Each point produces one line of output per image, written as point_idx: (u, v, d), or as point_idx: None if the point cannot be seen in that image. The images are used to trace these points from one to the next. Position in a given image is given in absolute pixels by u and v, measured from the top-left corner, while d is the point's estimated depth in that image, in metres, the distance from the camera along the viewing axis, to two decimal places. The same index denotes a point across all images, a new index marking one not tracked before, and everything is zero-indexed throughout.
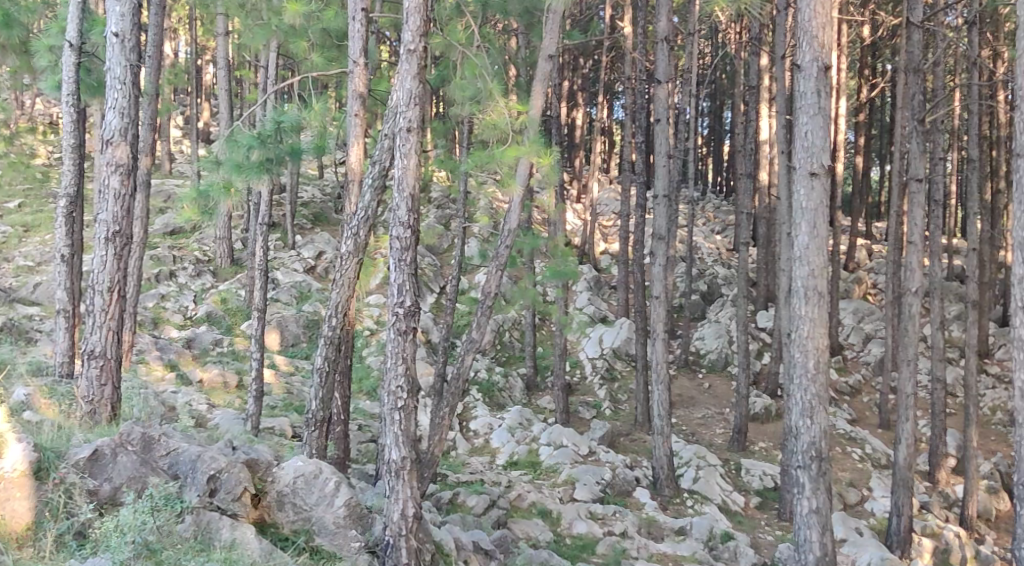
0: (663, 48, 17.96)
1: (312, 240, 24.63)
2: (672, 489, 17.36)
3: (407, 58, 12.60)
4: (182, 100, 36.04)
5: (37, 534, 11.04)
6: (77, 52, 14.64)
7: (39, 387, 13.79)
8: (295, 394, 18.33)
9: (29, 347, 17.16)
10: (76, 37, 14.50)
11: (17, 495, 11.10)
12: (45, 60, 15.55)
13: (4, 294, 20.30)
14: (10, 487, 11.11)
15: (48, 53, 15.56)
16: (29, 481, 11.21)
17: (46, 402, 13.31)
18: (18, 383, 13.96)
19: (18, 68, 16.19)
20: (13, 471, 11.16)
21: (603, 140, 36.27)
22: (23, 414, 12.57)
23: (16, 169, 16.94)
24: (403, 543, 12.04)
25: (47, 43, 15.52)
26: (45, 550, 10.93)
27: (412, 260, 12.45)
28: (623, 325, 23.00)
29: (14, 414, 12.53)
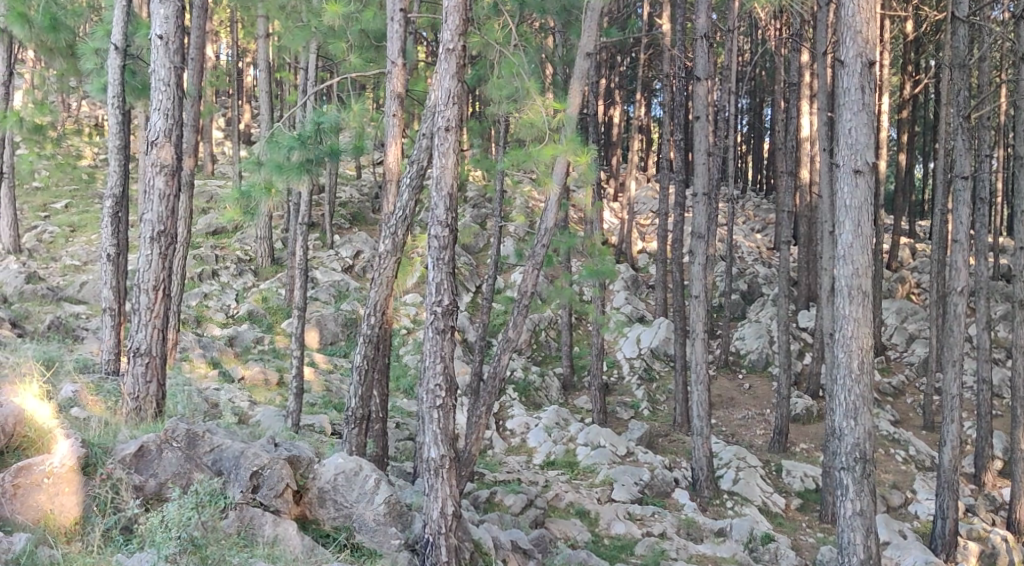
0: (702, 45, 17.80)
1: (350, 239, 24.72)
2: (712, 490, 17.29)
3: (446, 57, 12.57)
4: (224, 102, 36.36)
5: (86, 529, 11.11)
6: (122, 55, 14.77)
7: (87, 384, 13.90)
8: (335, 392, 18.40)
9: (75, 345, 17.34)
10: (121, 40, 14.63)
11: (65, 490, 11.20)
12: (91, 63, 15.77)
13: (51, 291, 20.52)
14: (59, 482, 11.20)
15: (94, 55, 15.74)
16: (78, 476, 11.31)
17: (94, 397, 13.37)
18: (66, 379, 14.07)
19: (66, 70, 16.38)
20: (61, 467, 11.25)
21: (641, 138, 36.20)
22: (70, 410, 12.62)
23: (64, 170, 17.12)
24: (443, 541, 12.03)
25: (93, 47, 15.70)
26: (94, 544, 10.95)
27: (451, 259, 12.44)
28: (661, 325, 22.89)
29: (61, 409, 12.58)
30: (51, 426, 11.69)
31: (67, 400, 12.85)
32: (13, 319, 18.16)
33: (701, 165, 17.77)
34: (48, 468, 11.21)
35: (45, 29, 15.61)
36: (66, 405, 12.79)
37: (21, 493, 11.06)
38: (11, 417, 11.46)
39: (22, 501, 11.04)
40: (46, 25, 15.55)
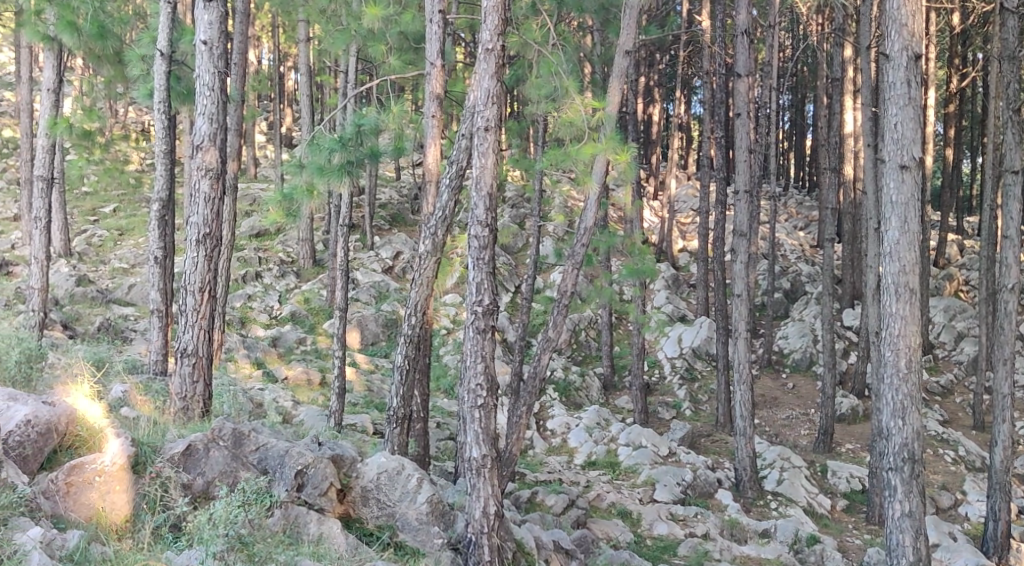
0: (743, 41, 17.60)
1: (390, 240, 24.76)
2: (755, 491, 17.14)
3: (485, 57, 12.49)
4: (265, 106, 36.66)
5: (136, 526, 11.06)
6: (168, 61, 14.92)
7: (135, 384, 14.01)
8: (376, 392, 18.42)
9: (124, 346, 17.48)
10: (166, 46, 14.80)
11: (116, 488, 11.17)
12: (138, 70, 15.99)
13: (100, 294, 20.69)
14: (110, 480, 11.17)
15: (141, 62, 15.94)
16: (128, 474, 11.28)
17: (142, 397, 13.46)
18: (115, 379, 14.19)
19: (113, 77, 16.46)
20: (112, 465, 11.23)
21: (681, 137, 36.02)
22: (120, 410, 12.69)
23: (111, 175, 17.27)
24: (485, 541, 11.95)
25: (140, 53, 15.95)
26: (144, 541, 10.86)
27: (491, 258, 12.37)
28: (703, 325, 22.68)
29: (111, 409, 12.66)
30: (101, 426, 11.74)
31: (117, 401, 12.93)
32: (63, 321, 18.35)
33: (743, 162, 17.57)
34: (100, 467, 11.19)
35: (93, 37, 15.63)
36: (116, 405, 12.87)
37: (73, 491, 11.05)
38: (63, 416, 11.56)
39: (74, 499, 11.02)
40: (94, 32, 15.57)
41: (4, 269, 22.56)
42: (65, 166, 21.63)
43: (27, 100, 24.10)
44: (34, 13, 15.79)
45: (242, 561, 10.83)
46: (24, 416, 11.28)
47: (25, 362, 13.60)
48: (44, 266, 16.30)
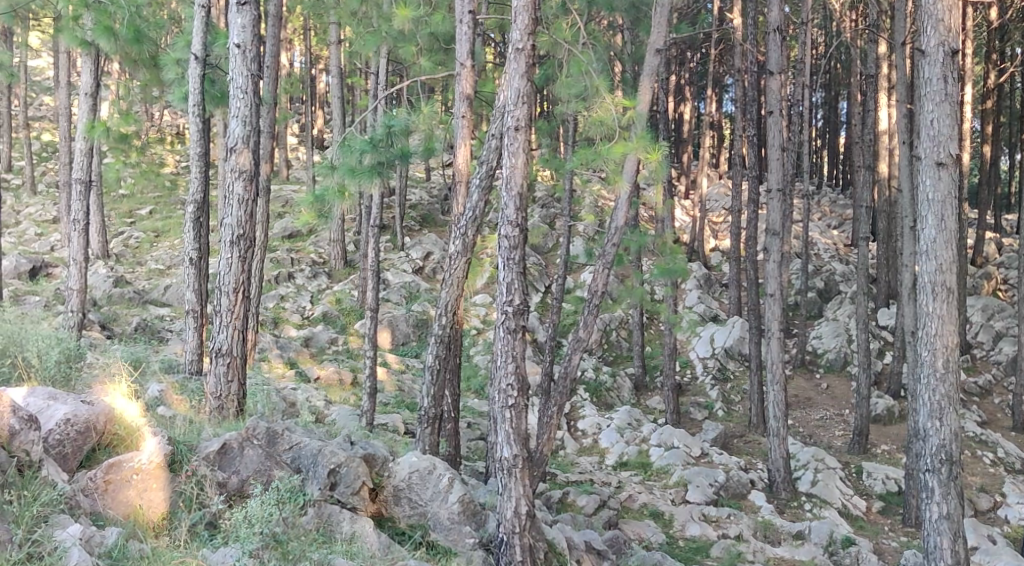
0: (775, 38, 17.42)
1: (420, 241, 24.76)
2: (789, 492, 16.98)
3: (516, 57, 12.41)
4: (297, 108, 36.82)
5: (173, 524, 10.98)
6: (202, 65, 14.96)
7: (171, 384, 14.10)
8: (407, 392, 18.41)
9: (161, 346, 17.58)
10: (200, 50, 14.83)
11: (153, 486, 11.12)
12: (173, 73, 16.16)
13: (137, 295, 20.81)
14: (147, 478, 11.13)
15: (176, 66, 16.14)
16: (165, 472, 11.24)
17: (178, 397, 13.57)
18: (151, 378, 14.28)
19: (148, 81, 16.58)
20: (149, 463, 11.20)
21: (713, 136, 35.83)
22: (156, 409, 12.72)
23: (148, 177, 17.38)
24: (517, 541, 11.87)
25: (175, 57, 16.11)
26: (180, 538, 10.79)
27: (521, 258, 12.27)
28: (735, 324, 22.48)
29: (148, 408, 12.70)
30: (139, 425, 11.68)
31: (153, 400, 13.00)
32: (100, 321, 18.48)
33: (775, 161, 17.37)
34: (137, 465, 11.15)
35: (130, 41, 15.68)
36: (153, 405, 12.92)
37: (111, 489, 11.01)
38: (102, 415, 11.47)
39: (112, 496, 10.98)
40: (130, 37, 15.63)
41: (43, 270, 22.77)
42: (102, 169, 21.77)
43: (66, 105, 24.34)
44: (70, 19, 15.67)
45: (277, 558, 10.80)
46: (63, 415, 11.26)
47: (64, 362, 13.62)
48: (82, 269, 16.41)
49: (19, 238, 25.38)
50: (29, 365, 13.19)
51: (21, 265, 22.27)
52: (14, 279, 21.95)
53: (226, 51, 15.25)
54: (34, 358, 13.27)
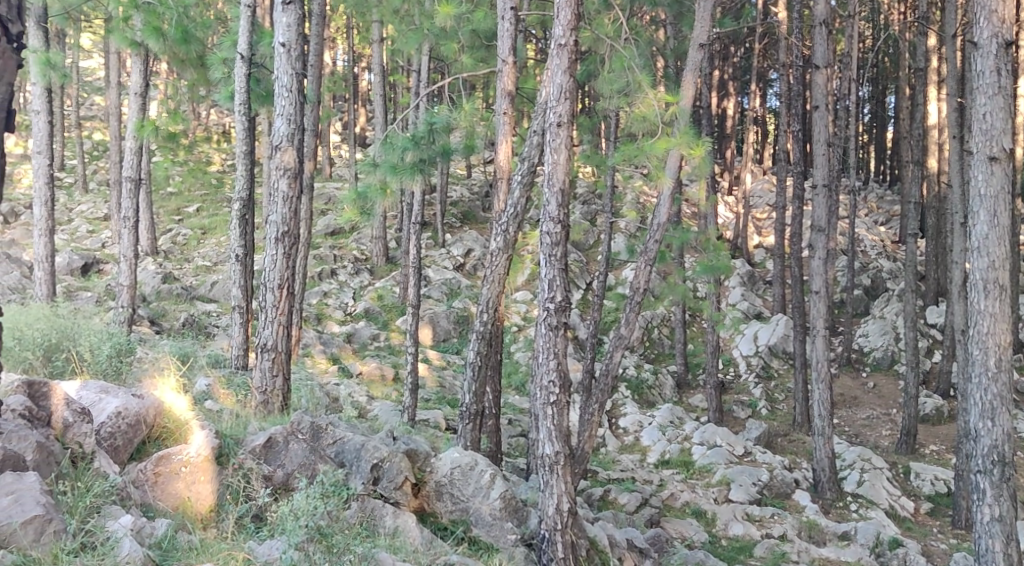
0: (821, 32, 17.12)
1: (461, 237, 24.72)
2: (835, 492, 16.74)
3: (558, 52, 12.26)
4: (340, 106, 37.05)
5: (221, 516, 10.77)
6: (248, 64, 15.03)
7: (218, 378, 14.21)
8: (448, 388, 18.39)
9: (208, 342, 17.70)
10: (246, 49, 14.90)
11: (201, 478, 10.93)
12: (221, 73, 16.15)
13: (186, 291, 20.93)
14: (196, 471, 10.95)
15: (223, 65, 16.15)
16: (213, 465, 11.07)
17: (225, 391, 13.64)
18: (198, 372, 14.39)
19: (196, 80, 16.58)
20: (197, 456, 11.03)
21: (757, 131, 35.52)
22: (204, 403, 12.85)
23: (196, 176, 17.46)
24: (559, 537, 11.73)
25: (222, 56, 16.09)
26: (228, 530, 10.54)
27: (564, 254, 12.13)
28: (779, 322, 22.22)
29: (196, 402, 12.82)
30: (187, 419, 11.74)
31: (201, 394, 13.15)
32: (150, 316, 18.63)
33: (822, 156, 17.08)
34: (185, 458, 11.01)
35: (178, 41, 15.68)
36: (201, 399, 13.07)
37: (161, 481, 10.84)
38: (152, 408, 11.48)
39: (162, 488, 10.81)
40: (178, 37, 15.61)
41: (94, 267, 23.01)
42: (152, 167, 21.92)
43: (117, 104, 24.57)
44: (121, 20, 15.83)
45: (322, 552, 10.37)
46: (115, 408, 11.22)
47: (115, 355, 13.65)
48: (133, 264, 16.47)
49: (72, 235, 25.69)
50: (83, 359, 13.34)
51: (73, 261, 22.52)
52: (68, 275, 22.19)
53: (271, 51, 15.24)
54: (88, 352, 13.39)
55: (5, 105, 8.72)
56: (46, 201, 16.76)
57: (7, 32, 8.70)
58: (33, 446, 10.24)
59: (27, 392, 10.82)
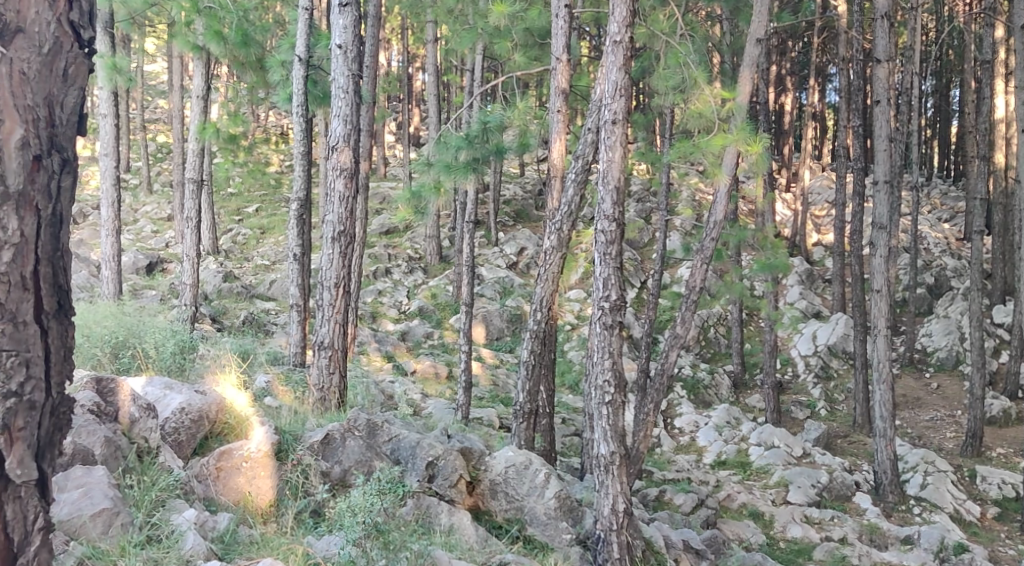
0: (883, 25, 16.71)
1: (514, 236, 24.60)
2: (896, 495, 16.35)
3: (613, 50, 12.04)
4: (395, 106, 37.16)
5: (281, 511, 10.60)
6: (306, 66, 15.00)
7: (277, 375, 14.24)
8: (502, 386, 18.30)
9: (267, 339, 17.77)
10: (304, 52, 14.84)
11: (261, 474, 10.78)
12: (279, 75, 16.19)
13: (245, 289, 21.04)
14: (256, 466, 10.80)
15: (281, 67, 16.17)
16: (272, 461, 10.92)
17: (284, 388, 13.69)
18: (257, 369, 14.44)
19: (256, 83, 16.72)
20: (257, 451, 10.90)
21: (816, 126, 35.06)
22: (263, 400, 12.87)
23: (255, 178, 17.54)
24: (615, 538, 11.48)
25: (280, 59, 16.13)
26: (287, 525, 10.30)
27: (619, 253, 11.89)
28: (839, 321, 21.83)
29: (256, 399, 12.84)
30: (248, 414, 11.70)
31: (261, 391, 13.18)
32: (211, 315, 18.75)
33: (883, 153, 16.62)
34: (246, 453, 10.86)
35: (238, 45, 15.62)
36: (260, 395, 13.09)
37: (223, 476, 10.71)
38: (215, 404, 11.46)
39: (224, 483, 10.66)
40: (239, 41, 15.55)
41: (158, 266, 23.25)
42: (212, 168, 22.08)
43: (180, 107, 24.80)
44: (183, 24, 15.63)
45: (379, 548, 9.97)
46: (179, 403, 11.23)
47: (179, 353, 13.72)
48: (195, 263, 16.56)
49: (137, 235, 26.03)
50: (148, 356, 13.39)
51: (138, 260, 22.77)
52: (133, 274, 22.44)
53: (328, 52, 15.24)
54: (152, 349, 13.46)
55: (76, 111, 7.44)
56: (112, 202, 16.90)
57: (77, 36, 7.39)
58: (101, 441, 10.10)
59: (96, 389, 10.72)
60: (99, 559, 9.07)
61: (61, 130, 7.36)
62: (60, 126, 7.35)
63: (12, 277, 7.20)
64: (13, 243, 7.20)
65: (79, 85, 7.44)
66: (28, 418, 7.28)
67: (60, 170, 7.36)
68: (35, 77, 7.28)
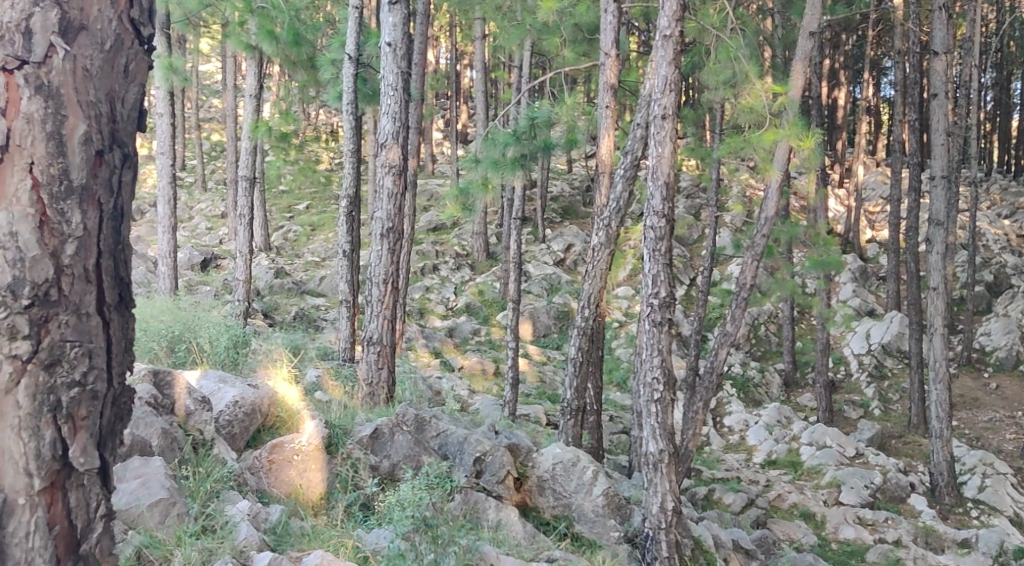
0: (941, 17, 16.28)
1: (562, 233, 24.45)
2: (954, 497, 15.97)
3: (662, 44, 11.76)
4: (443, 104, 37.17)
5: (331, 504, 10.45)
6: (356, 64, 14.89)
7: (327, 370, 14.23)
8: (549, 383, 18.17)
9: (317, 335, 17.77)
10: (354, 50, 14.76)
11: (311, 467, 10.67)
12: (329, 74, 16.05)
13: (296, 285, 21.10)
14: (307, 459, 10.69)
15: (332, 66, 16.09)
16: (323, 454, 10.82)
17: (334, 383, 13.63)
18: (308, 364, 14.43)
19: (307, 82, 16.70)
20: (308, 445, 10.79)
21: (871, 121, 34.53)
22: (314, 394, 12.82)
23: (305, 175, 17.54)
24: (663, 536, 11.27)
25: (331, 57, 16.02)
26: (337, 518, 10.13)
27: (668, 249, 11.67)
28: (894, 319, 21.47)
29: (306, 392, 12.80)
30: (299, 409, 11.69)
31: (311, 385, 13.14)
32: (263, 310, 18.82)
33: (940, 147, 16.17)
34: (298, 446, 10.75)
35: (289, 44, 15.58)
36: (311, 389, 13.04)
37: (275, 469, 10.55)
38: (267, 398, 11.42)
39: (276, 476, 10.51)
40: (290, 40, 15.51)
41: (212, 262, 23.42)
42: (263, 166, 22.09)
43: (233, 105, 24.91)
44: (237, 23, 15.57)
45: (428, 542, 9.67)
46: (233, 397, 11.10)
47: (232, 348, 13.74)
48: (248, 259, 16.59)
49: (191, 232, 26.29)
50: (203, 350, 13.41)
51: (193, 257, 22.95)
52: (188, 270, 22.60)
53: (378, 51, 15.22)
54: (207, 344, 13.47)
55: (137, 107, 6.69)
56: (168, 199, 16.98)
57: (138, 34, 6.64)
58: (158, 432, 10.00)
59: (153, 381, 10.78)
60: (156, 548, 8.76)
61: (123, 125, 6.59)
62: (122, 122, 6.59)
63: (75, 270, 6.40)
64: (76, 237, 6.40)
65: (139, 81, 6.69)
66: (90, 408, 6.46)
67: (121, 166, 6.59)
68: (97, 73, 6.50)
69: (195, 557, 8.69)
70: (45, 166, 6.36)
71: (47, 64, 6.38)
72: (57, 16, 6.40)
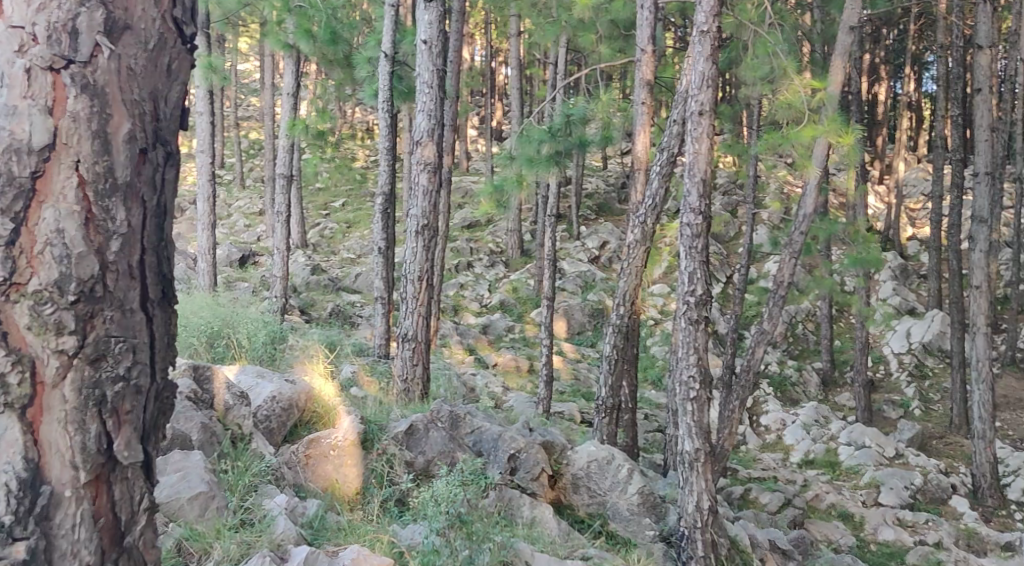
0: (984, 11, 15.95)
1: (597, 230, 24.32)
2: (996, 499, 15.68)
3: (700, 39, 11.52)
4: (477, 101, 37.17)
5: (367, 499, 10.33)
6: (391, 61, 14.83)
7: (362, 366, 14.19)
8: (583, 381, 18.05)
9: (352, 331, 17.77)
10: (390, 48, 14.71)
11: (346, 461, 10.62)
12: (365, 72, 15.98)
13: (332, 282, 21.12)
14: (343, 454, 10.67)
15: (368, 65, 15.99)
16: (358, 449, 10.80)
17: (369, 378, 13.59)
18: (344, 360, 14.39)
19: (343, 80, 16.66)
20: (343, 440, 10.79)
21: (910, 117, 34.12)
22: (349, 390, 12.77)
23: (341, 173, 17.52)
24: (699, 536, 11.04)
25: (366, 56, 15.91)
26: (373, 512, 9.98)
27: (704, 247, 11.45)
28: (934, 318, 21.20)
29: (341, 388, 12.75)
30: (335, 404, 11.68)
31: (347, 380, 13.10)
32: (299, 306, 18.87)
33: (982, 143, 15.84)
34: (334, 441, 10.77)
35: (326, 42, 15.55)
36: (346, 385, 12.99)
37: (311, 463, 10.54)
38: (304, 392, 11.48)
39: (312, 470, 10.48)
40: (327, 38, 15.47)
41: (250, 259, 23.52)
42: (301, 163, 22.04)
43: (272, 104, 24.87)
44: (274, 23, 15.63)
45: (462, 538, 9.64)
46: (270, 391, 11.16)
47: (269, 343, 13.74)
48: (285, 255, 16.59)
49: (229, 229, 26.45)
50: (241, 346, 13.41)
51: (231, 254, 23.07)
52: (226, 267, 22.72)
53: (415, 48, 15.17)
54: (244, 339, 13.49)
55: (182, 107, 5.74)
56: (206, 197, 17.02)
57: (181, 33, 5.69)
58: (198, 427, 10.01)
59: (194, 375, 10.81)
60: (195, 540, 8.51)
61: (169, 124, 5.66)
62: (167, 120, 5.65)
63: (120, 266, 5.46)
64: (122, 235, 5.46)
65: (183, 80, 5.74)
66: (134, 402, 5.53)
67: (165, 164, 5.65)
68: (141, 73, 5.56)
69: (233, 550, 8.41)
70: (91, 165, 5.42)
71: (92, 63, 5.45)
72: (102, 15, 5.46)
